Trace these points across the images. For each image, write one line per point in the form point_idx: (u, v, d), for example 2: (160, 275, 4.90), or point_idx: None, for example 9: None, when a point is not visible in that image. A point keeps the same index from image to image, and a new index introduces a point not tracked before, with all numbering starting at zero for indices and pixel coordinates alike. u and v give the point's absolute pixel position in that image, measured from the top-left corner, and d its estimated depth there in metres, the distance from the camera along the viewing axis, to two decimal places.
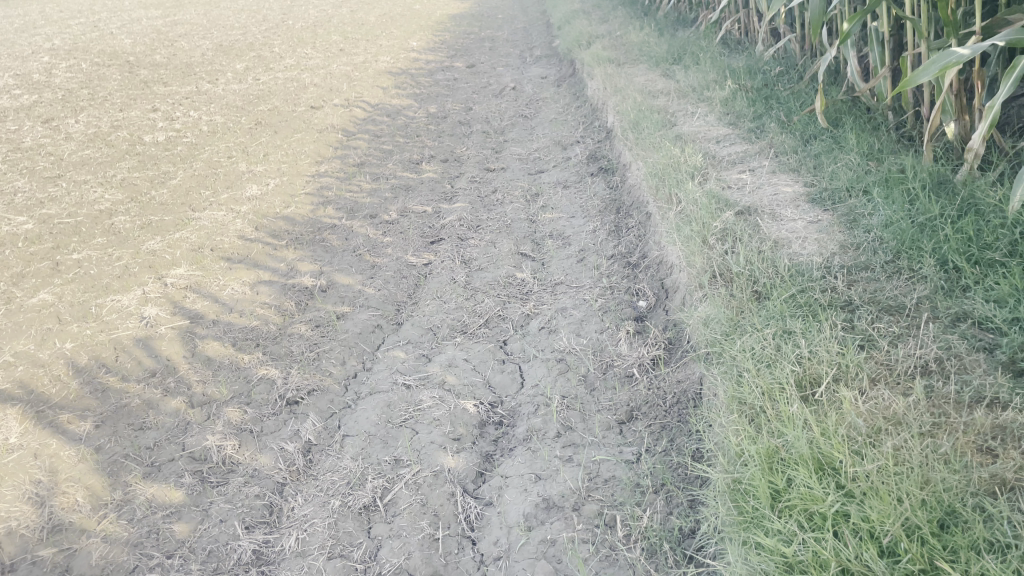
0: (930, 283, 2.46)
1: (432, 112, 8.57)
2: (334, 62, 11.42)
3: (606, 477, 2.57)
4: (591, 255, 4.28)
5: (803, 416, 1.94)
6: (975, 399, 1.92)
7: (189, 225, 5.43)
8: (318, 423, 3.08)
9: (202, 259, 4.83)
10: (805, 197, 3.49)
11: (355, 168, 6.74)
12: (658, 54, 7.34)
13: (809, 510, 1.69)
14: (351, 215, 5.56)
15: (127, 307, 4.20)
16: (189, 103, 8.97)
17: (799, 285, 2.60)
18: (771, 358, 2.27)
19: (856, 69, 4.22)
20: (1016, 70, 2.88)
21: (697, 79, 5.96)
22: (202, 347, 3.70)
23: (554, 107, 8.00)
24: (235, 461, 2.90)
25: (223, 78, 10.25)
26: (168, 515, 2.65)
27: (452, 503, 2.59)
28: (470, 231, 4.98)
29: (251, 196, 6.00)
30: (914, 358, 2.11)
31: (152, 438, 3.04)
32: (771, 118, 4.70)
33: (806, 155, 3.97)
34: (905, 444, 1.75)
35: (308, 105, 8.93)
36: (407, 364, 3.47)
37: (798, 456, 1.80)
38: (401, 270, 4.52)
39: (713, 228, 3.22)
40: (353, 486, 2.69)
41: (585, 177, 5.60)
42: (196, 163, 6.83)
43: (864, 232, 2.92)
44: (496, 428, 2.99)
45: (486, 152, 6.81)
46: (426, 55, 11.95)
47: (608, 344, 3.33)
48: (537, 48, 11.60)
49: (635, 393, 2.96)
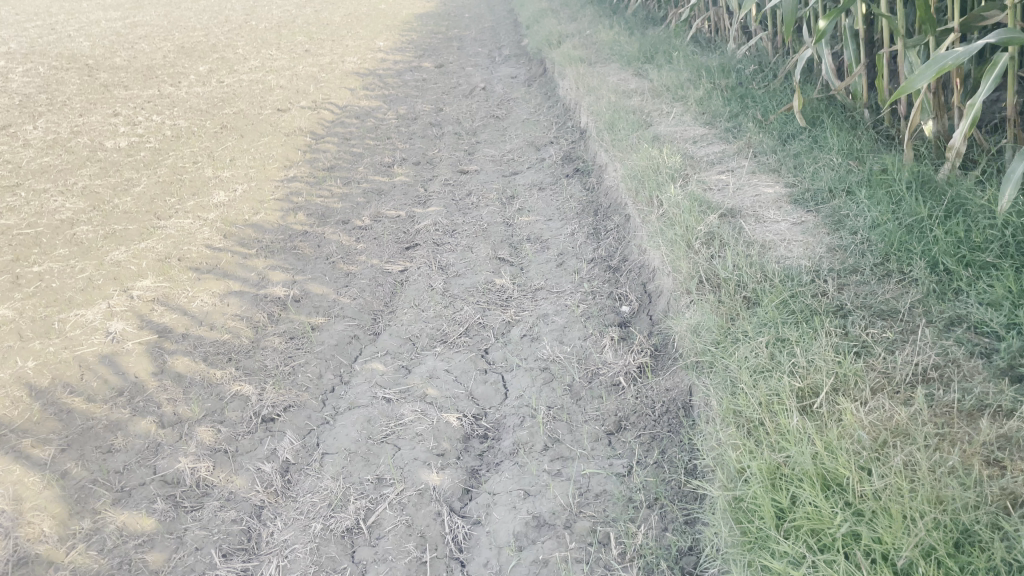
0: (922, 286, 2.42)
1: (402, 113, 8.45)
2: (300, 64, 11.24)
3: (597, 492, 2.49)
4: (570, 259, 4.21)
5: (804, 429, 1.87)
6: (978, 407, 1.87)
7: (155, 233, 5.27)
8: (296, 441, 2.97)
9: (169, 269, 4.68)
10: (788, 198, 3.45)
11: (326, 172, 6.60)
12: (630, 52, 7.29)
13: (817, 531, 1.62)
14: (323, 221, 5.43)
15: (91, 322, 4.04)
16: (151, 106, 8.75)
17: (789, 290, 2.54)
18: (765, 368, 2.20)
19: (831, 68, 4.19)
20: (996, 68, 2.87)
21: (671, 78, 5.91)
22: (171, 363, 3.57)
23: (526, 107, 7.92)
24: (210, 484, 2.78)
25: (186, 81, 10.02)
26: (140, 544, 2.52)
27: (439, 524, 2.50)
28: (446, 236, 4.89)
29: (218, 203, 5.84)
30: (912, 364, 2.06)
31: (121, 462, 2.91)
32: (748, 117, 4.67)
33: (786, 155, 3.93)
34: (913, 458, 1.69)
35: (275, 107, 8.76)
36: (387, 377, 3.37)
37: (803, 472, 1.73)
38: (376, 277, 4.42)
39: (698, 232, 3.17)
40: (335, 508, 2.58)
41: (561, 179, 5.53)
42: (161, 170, 6.64)
43: (851, 234, 2.88)
44: (481, 441, 2.90)
45: (459, 154, 6.71)
46: (393, 55, 11.81)
47: (593, 351, 3.25)
48: (506, 48, 11.51)
49: (623, 402, 2.89)
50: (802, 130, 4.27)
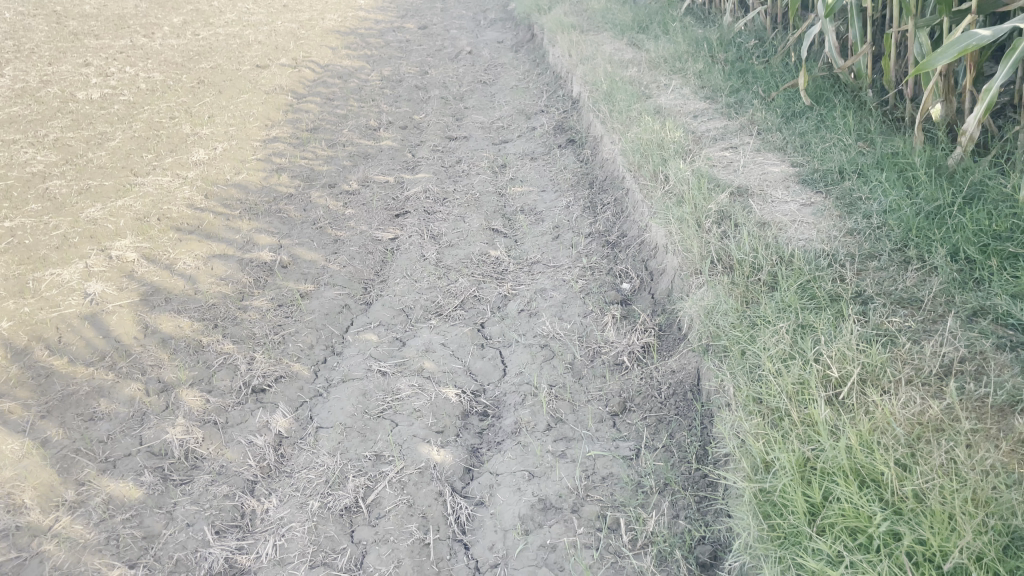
0: (944, 274, 2.36)
1: (387, 75, 8.23)
2: (278, 19, 10.89)
3: (604, 474, 2.43)
4: (567, 232, 4.11)
5: (834, 421, 1.83)
6: (1011, 403, 1.82)
7: (132, 191, 5.07)
8: (288, 414, 2.87)
9: (148, 228, 4.50)
10: (796, 177, 3.38)
11: (309, 133, 6.41)
12: (624, 22, 7.14)
13: (853, 529, 1.59)
14: (308, 184, 5.27)
15: (68, 282, 3.88)
16: (124, 58, 8.42)
17: (807, 275, 2.48)
18: (787, 355, 2.15)
19: (835, 45, 4.10)
20: (1015, 51, 2.78)
21: (668, 50, 5.79)
22: (155, 327, 3.43)
23: (514, 73, 7.75)
24: (199, 457, 2.67)
25: (160, 33, 9.67)
26: (128, 518, 2.41)
27: (441, 505, 2.42)
28: (437, 204, 4.76)
29: (198, 161, 5.64)
30: (939, 356, 2.01)
31: (104, 431, 2.78)
32: (750, 94, 4.59)
33: (792, 133, 3.86)
34: (951, 454, 1.65)
35: (253, 64, 8.49)
36: (381, 349, 3.26)
37: (837, 468, 1.69)
38: (366, 245, 4.29)
39: (708, 210, 3.10)
40: (333, 486, 2.50)
41: (553, 149, 5.42)
42: (136, 124, 6.40)
43: (864, 217, 2.82)
44: (480, 419, 2.83)
45: (446, 119, 6.55)
46: (374, 14, 11.49)
47: (594, 328, 3.18)
48: (491, 12, 11.25)
49: (627, 383, 2.83)
50: (805, 109, 4.20)
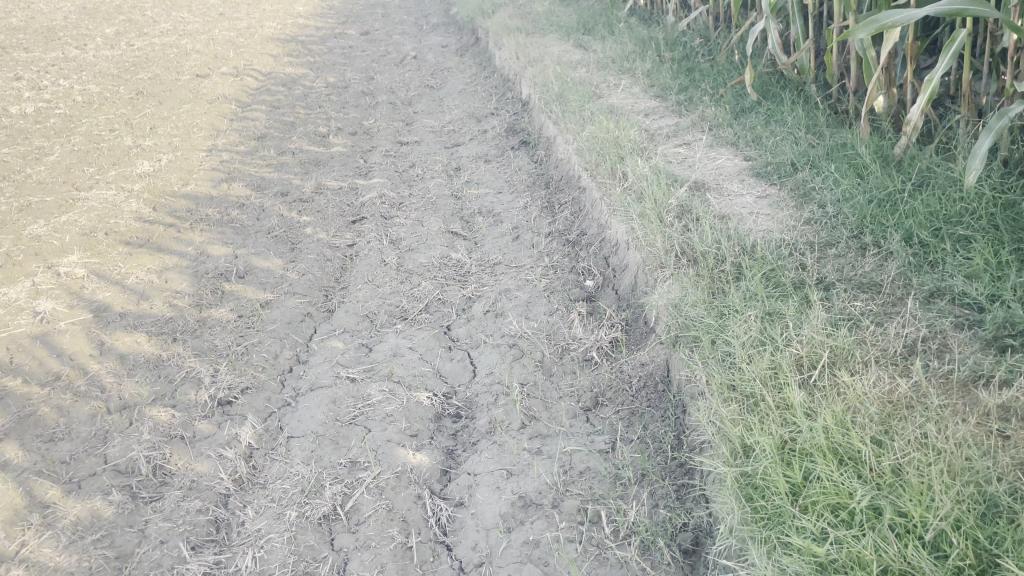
0: (900, 258, 2.45)
1: (332, 82, 8.16)
2: (215, 27, 10.71)
3: (581, 469, 2.46)
4: (526, 233, 4.14)
5: (809, 404, 1.88)
6: (974, 378, 1.91)
7: (76, 206, 4.94)
8: (257, 425, 2.83)
9: (96, 244, 4.40)
10: (750, 171, 3.46)
11: (256, 141, 6.32)
12: (569, 23, 7.21)
13: (835, 505, 1.64)
14: (260, 193, 5.20)
15: (15, 302, 3.77)
16: (57, 70, 8.19)
17: (770, 264, 2.54)
18: (756, 342, 2.21)
19: (779, 42, 4.21)
20: (954, 43, 2.90)
21: (615, 50, 5.86)
22: (111, 344, 3.37)
23: (461, 77, 7.76)
24: (168, 472, 2.61)
25: (93, 44, 9.42)
26: (99, 538, 2.34)
27: (421, 507, 2.41)
28: (393, 209, 4.74)
29: (142, 173, 5.51)
30: (902, 337, 2.09)
31: (66, 451, 2.70)
32: (699, 91, 4.68)
33: (742, 129, 3.96)
34: (923, 428, 1.72)
35: (194, 73, 8.33)
36: (347, 355, 3.24)
37: (815, 447, 1.74)
38: (324, 252, 4.25)
39: (669, 206, 3.16)
40: (310, 495, 2.46)
41: (506, 151, 5.44)
42: (75, 138, 6.23)
43: (820, 207, 2.91)
44: (454, 421, 2.83)
45: (396, 124, 6.52)
46: (314, 21, 11.38)
47: (561, 326, 3.21)
48: (433, 16, 11.22)
49: (597, 377, 2.86)
50: (754, 105, 4.31)
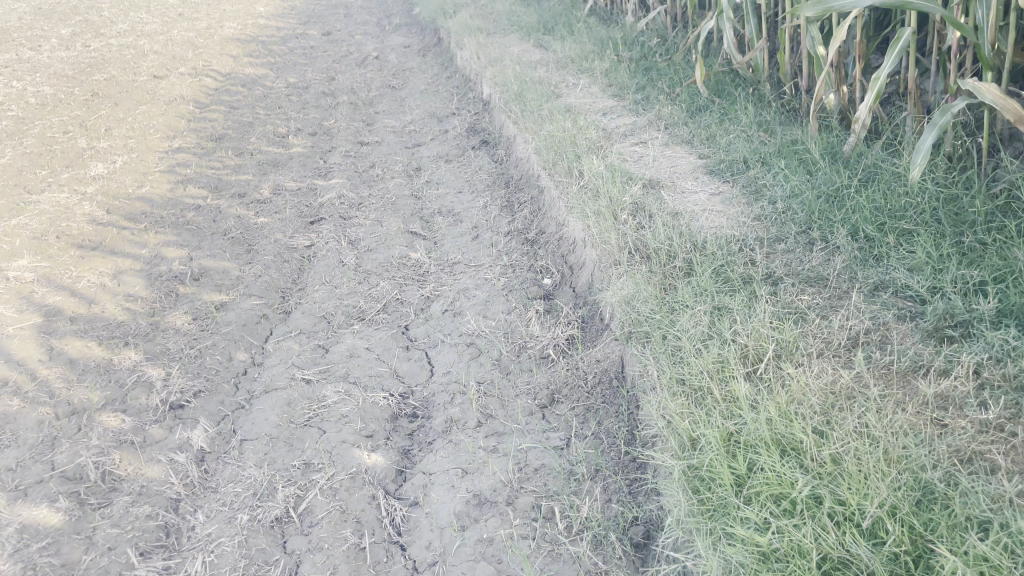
0: (846, 252, 2.49)
1: (292, 82, 8.09)
2: (174, 28, 10.56)
3: (536, 466, 2.46)
4: (485, 232, 4.13)
5: (754, 396, 1.91)
6: (914, 368, 1.95)
7: (27, 209, 4.84)
8: (210, 428, 2.79)
9: (47, 248, 4.31)
10: (704, 168, 3.49)
11: (214, 142, 6.24)
12: (529, 24, 7.22)
13: (777, 495, 1.66)
14: (217, 194, 5.14)
15: None
16: (10, 71, 8.02)
17: (720, 260, 2.57)
18: (705, 337, 2.23)
19: (733, 42, 4.25)
20: (898, 43, 2.95)
21: (574, 50, 5.89)
22: (60, 350, 3.31)
23: (423, 77, 7.74)
24: (118, 478, 2.56)
25: (47, 44, 9.24)
26: (44, 546, 2.29)
27: (375, 508, 2.40)
28: (353, 209, 4.71)
29: (96, 175, 5.42)
30: (846, 330, 2.13)
31: (12, 458, 2.65)
32: (656, 90, 4.72)
33: (697, 127, 3.99)
34: (864, 418, 1.75)
35: (151, 74, 8.20)
36: (303, 357, 3.21)
37: (759, 439, 1.77)
38: (281, 253, 4.21)
39: (623, 203, 3.18)
40: (262, 497, 2.43)
41: (467, 150, 5.44)
42: (26, 140, 6.10)
43: (770, 203, 2.95)
44: (410, 421, 2.82)
45: (357, 124, 6.48)
46: (275, 22, 11.28)
47: (519, 324, 3.21)
48: (395, 17, 11.17)
49: (554, 375, 2.87)
50: (709, 103, 4.35)
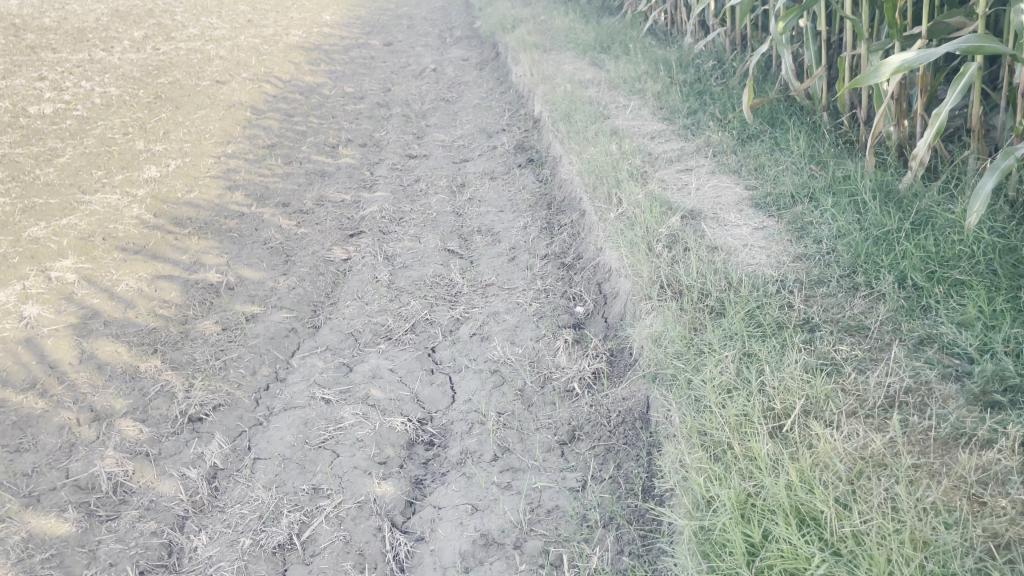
0: (891, 300, 2.34)
1: (349, 92, 8.15)
2: (242, 34, 10.78)
3: (549, 507, 2.36)
4: (522, 254, 4.05)
5: (776, 457, 1.79)
6: (955, 436, 1.80)
7: (79, 209, 4.93)
8: (225, 444, 2.76)
9: (92, 249, 4.38)
10: (749, 201, 3.35)
11: (266, 150, 6.30)
12: (586, 41, 7.14)
13: (791, 571, 1.54)
14: (262, 202, 5.17)
15: (3, 305, 3.74)
16: (81, 71, 8.26)
17: (755, 301, 2.44)
18: (731, 385, 2.11)
19: (791, 68, 4.09)
20: (963, 77, 2.76)
21: (628, 70, 5.78)
22: (91, 353, 3.33)
23: (477, 91, 7.72)
24: (128, 491, 2.56)
25: (119, 46, 9.51)
26: (47, 558, 2.28)
27: (379, 541, 2.33)
28: (393, 224, 4.68)
29: (149, 178, 5.51)
30: (884, 387, 1.98)
31: (29, 463, 2.65)
32: (707, 115, 4.58)
33: (746, 156, 3.85)
34: (892, 492, 1.62)
35: (213, 79, 8.36)
36: (326, 375, 3.17)
37: (776, 506, 1.65)
38: (317, 266, 4.19)
39: (659, 234, 3.06)
40: (267, 522, 2.39)
41: (513, 168, 5.37)
42: (87, 140, 6.25)
43: (815, 242, 2.80)
44: (426, 449, 2.74)
45: (407, 137, 6.48)
46: (339, 31, 11.43)
47: (546, 353, 3.11)
48: (457, 29, 11.20)
49: (576, 410, 2.76)
50: (761, 131, 4.20)
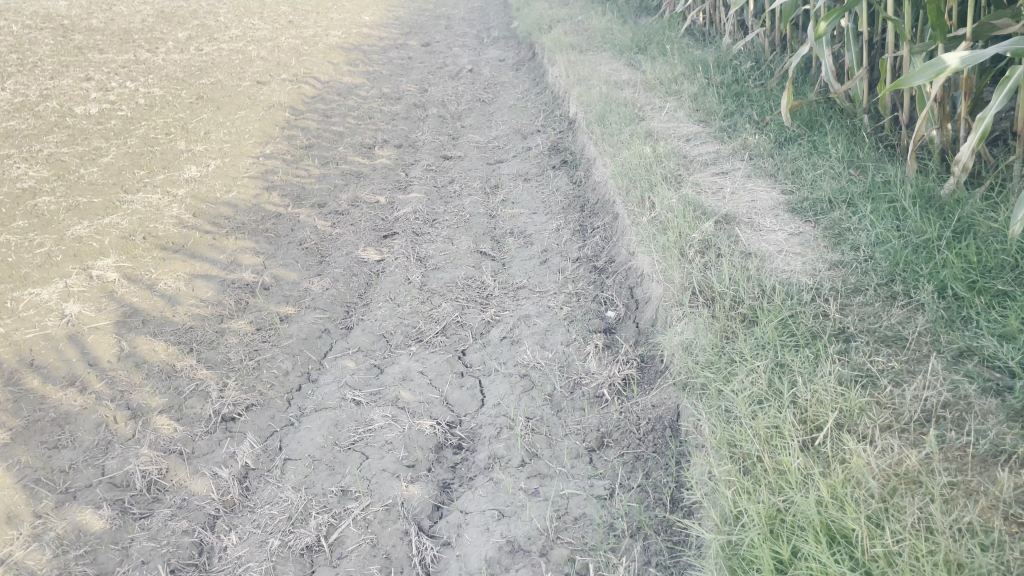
0: (930, 311, 2.28)
1: (386, 92, 8.20)
2: (282, 35, 10.90)
3: (576, 515, 2.34)
4: (554, 257, 4.04)
5: (807, 471, 1.75)
6: (994, 453, 1.75)
7: (121, 208, 5.02)
8: (257, 444, 2.80)
9: (133, 248, 4.46)
10: (785, 205, 3.30)
11: (303, 150, 6.37)
12: (623, 42, 7.09)
13: None
14: (298, 203, 5.22)
15: (46, 303, 3.82)
16: (126, 72, 8.43)
17: (789, 310, 2.40)
18: (763, 396, 2.08)
19: (831, 70, 4.01)
20: (1009, 81, 2.67)
21: (664, 71, 5.72)
22: (129, 351, 3.38)
23: (513, 92, 7.71)
24: (162, 489, 2.60)
25: (163, 47, 9.67)
26: (82, 554, 2.33)
27: (406, 544, 2.34)
28: (426, 225, 4.70)
29: (189, 178, 5.59)
30: (921, 401, 1.93)
31: (67, 460, 2.71)
32: (744, 117, 4.52)
33: (783, 160, 3.79)
34: (927, 511, 1.58)
35: (254, 80, 8.47)
36: (357, 377, 3.19)
37: (806, 523, 1.61)
38: (351, 267, 4.22)
39: (692, 239, 3.03)
40: (296, 523, 2.41)
41: (547, 170, 5.35)
42: (131, 140, 6.36)
43: (852, 249, 2.74)
44: (454, 452, 2.74)
45: (442, 138, 6.50)
46: (378, 31, 11.51)
47: (576, 358, 3.09)
48: (495, 29, 11.21)
49: (606, 417, 2.74)
50: (799, 134, 4.13)
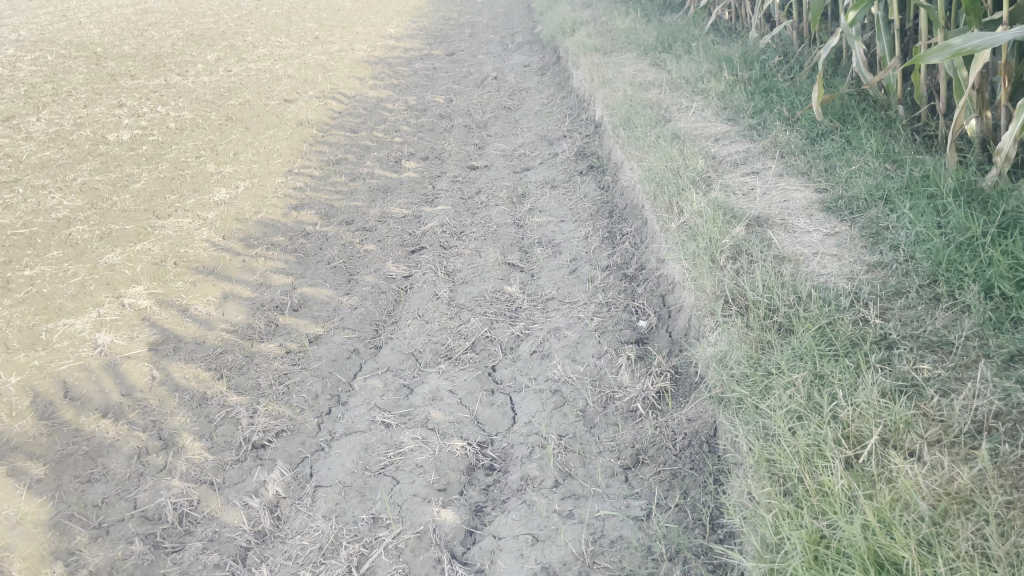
0: (976, 313, 2.16)
1: (412, 104, 8.19)
2: (309, 51, 10.96)
3: (613, 538, 2.27)
4: (584, 265, 3.96)
5: (852, 494, 1.67)
6: None
7: (153, 234, 5.05)
8: (287, 472, 2.77)
9: (164, 274, 4.47)
10: (819, 204, 3.18)
11: (330, 167, 6.37)
12: (647, 41, 6.97)
13: None
14: (326, 221, 5.21)
15: (79, 333, 3.85)
16: (158, 97, 8.52)
17: (827, 317, 2.30)
18: (802, 411, 1.99)
19: (863, 60, 3.87)
20: None
21: (691, 70, 5.61)
22: (160, 378, 3.38)
23: (539, 98, 7.64)
24: (194, 521, 2.59)
25: (194, 70, 9.78)
26: None
27: (438, 573, 2.29)
28: (454, 238, 4.65)
29: (219, 201, 5.62)
30: (971, 412, 1.83)
31: (100, 494, 2.71)
32: (773, 113, 4.40)
33: (815, 156, 3.67)
34: (983, 535, 1.49)
35: (282, 98, 8.51)
36: (386, 398, 3.14)
37: (852, 550, 1.53)
38: (379, 284, 4.19)
39: (723, 244, 2.93)
40: (327, 554, 2.38)
41: (573, 175, 5.28)
42: (162, 165, 6.42)
43: (891, 249, 2.63)
44: (486, 474, 2.68)
45: (468, 148, 6.45)
46: (403, 42, 11.51)
47: (608, 372, 3.02)
48: (518, 35, 11.14)
49: (640, 432, 2.66)
50: (832, 128, 4.00)
